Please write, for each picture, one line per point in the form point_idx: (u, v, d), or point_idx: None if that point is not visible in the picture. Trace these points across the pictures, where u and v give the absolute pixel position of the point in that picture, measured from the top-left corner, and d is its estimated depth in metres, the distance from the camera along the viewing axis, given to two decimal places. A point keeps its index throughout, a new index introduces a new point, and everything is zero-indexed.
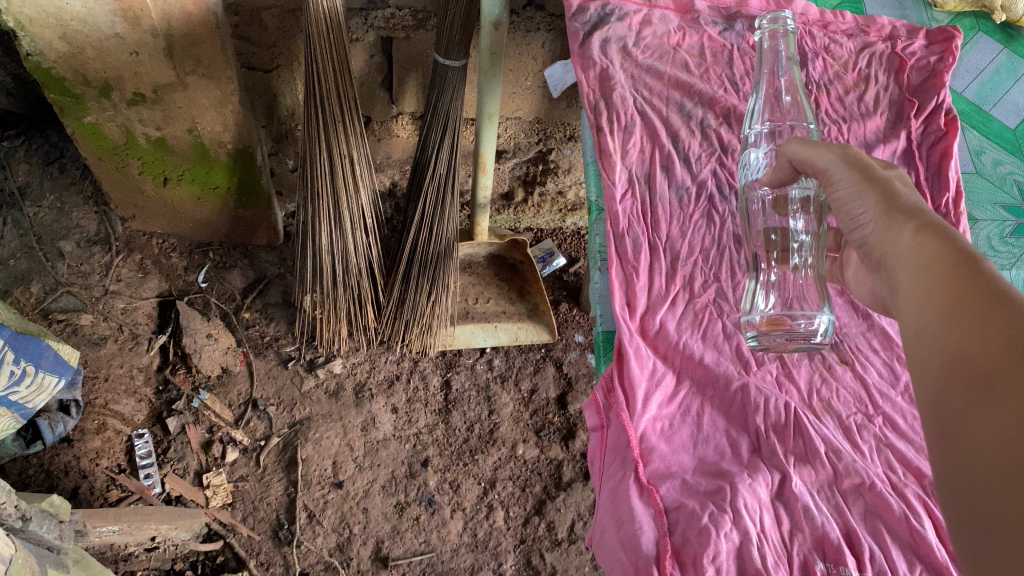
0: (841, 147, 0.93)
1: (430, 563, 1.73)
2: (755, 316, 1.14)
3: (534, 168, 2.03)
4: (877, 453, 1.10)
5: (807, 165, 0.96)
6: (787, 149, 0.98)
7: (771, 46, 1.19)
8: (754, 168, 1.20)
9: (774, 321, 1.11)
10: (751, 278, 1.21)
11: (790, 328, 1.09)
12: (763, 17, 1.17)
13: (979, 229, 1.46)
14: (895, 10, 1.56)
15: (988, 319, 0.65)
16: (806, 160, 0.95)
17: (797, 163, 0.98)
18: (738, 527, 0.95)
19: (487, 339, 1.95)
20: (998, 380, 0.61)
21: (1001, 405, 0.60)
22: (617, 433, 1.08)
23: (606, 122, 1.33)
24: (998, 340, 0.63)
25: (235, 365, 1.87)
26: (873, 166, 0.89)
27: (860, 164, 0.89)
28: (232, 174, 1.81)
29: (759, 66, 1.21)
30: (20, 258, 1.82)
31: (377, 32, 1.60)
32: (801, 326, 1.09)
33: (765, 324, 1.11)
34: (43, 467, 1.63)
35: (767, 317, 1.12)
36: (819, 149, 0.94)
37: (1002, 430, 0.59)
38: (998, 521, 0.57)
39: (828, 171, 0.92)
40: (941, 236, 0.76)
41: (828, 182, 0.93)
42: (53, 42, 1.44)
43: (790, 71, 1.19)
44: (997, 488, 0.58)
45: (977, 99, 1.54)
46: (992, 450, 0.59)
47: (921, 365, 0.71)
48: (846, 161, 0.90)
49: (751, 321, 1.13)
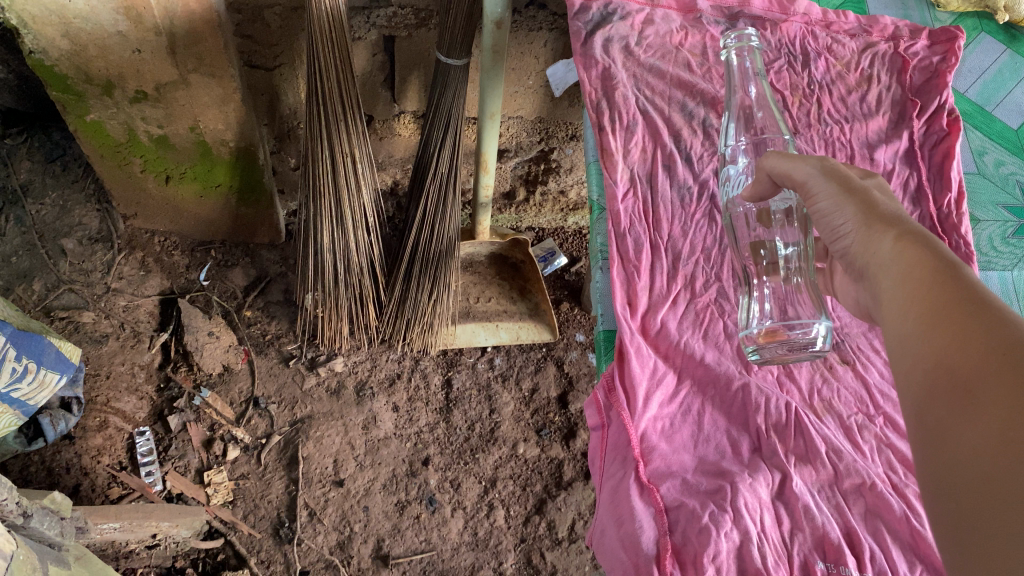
0: (818, 158, 0.92)
1: (430, 561, 1.73)
2: (753, 330, 1.12)
3: (536, 167, 2.03)
4: (878, 453, 1.10)
5: (785, 178, 0.95)
6: (765, 164, 0.98)
7: (738, 61, 1.20)
8: (734, 182, 1.18)
9: (772, 332, 1.09)
10: (744, 294, 1.20)
11: (788, 339, 1.06)
12: (728, 35, 1.16)
13: (981, 230, 1.45)
14: (897, 11, 1.56)
15: (971, 329, 0.65)
16: (785, 173, 0.94)
17: (776, 176, 0.97)
18: (738, 527, 0.95)
19: (488, 338, 1.95)
20: (985, 393, 0.61)
21: (990, 419, 0.59)
22: (617, 433, 1.08)
23: (608, 121, 1.33)
24: (982, 351, 0.63)
25: (237, 363, 1.88)
26: (850, 175, 0.89)
27: (837, 174, 0.89)
28: (234, 173, 1.82)
29: (728, 82, 1.22)
30: (22, 256, 1.82)
31: (379, 31, 1.61)
32: (799, 335, 1.06)
33: (763, 336, 1.09)
34: (44, 464, 1.63)
35: (765, 329, 1.10)
36: (796, 162, 0.93)
37: (991, 442, 0.58)
38: (990, 536, 0.57)
39: (806, 183, 0.92)
40: (920, 245, 0.76)
41: (807, 194, 0.92)
42: (56, 39, 1.44)
43: (758, 83, 1.21)
44: (989, 502, 0.57)
45: (979, 99, 1.54)
46: (982, 463, 0.58)
47: (905, 377, 0.70)
48: (823, 173, 0.90)
49: (750, 334, 1.11)
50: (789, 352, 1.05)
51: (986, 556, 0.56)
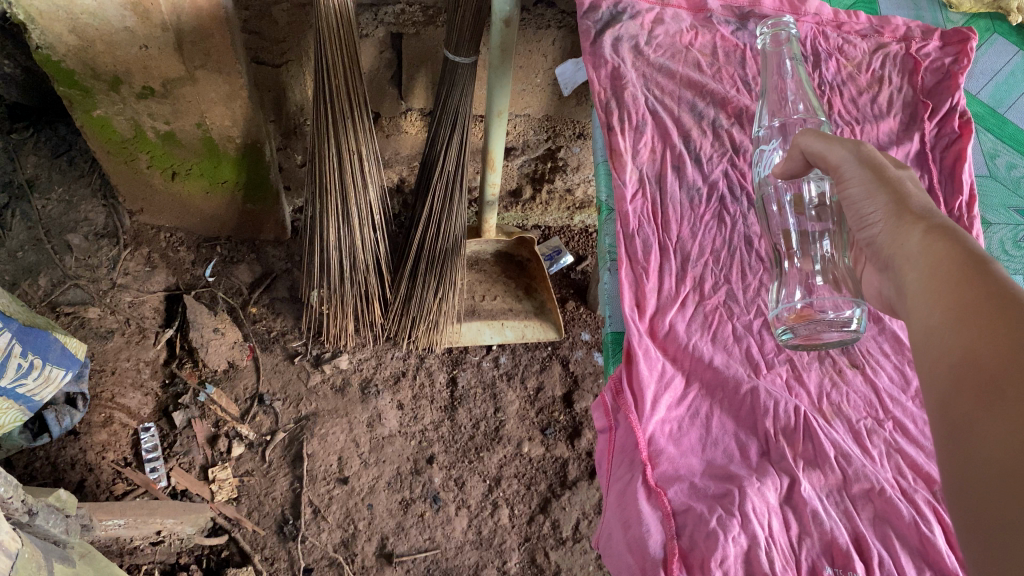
0: (854, 143, 0.91)
1: (434, 560, 1.73)
2: (783, 312, 1.13)
3: (543, 165, 2.02)
4: (887, 458, 1.10)
5: (818, 162, 0.95)
6: (801, 140, 0.96)
7: (774, 51, 1.24)
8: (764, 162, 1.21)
9: (802, 314, 1.10)
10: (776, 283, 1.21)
11: (819, 319, 1.07)
12: (765, 23, 1.22)
13: (993, 233, 1.45)
14: (909, 11, 1.55)
15: (1000, 324, 0.64)
16: (819, 153, 0.93)
17: (809, 158, 0.97)
18: (747, 532, 0.95)
19: (494, 337, 1.95)
20: (1010, 387, 0.60)
21: (1011, 411, 0.59)
22: (625, 435, 1.08)
23: (617, 121, 1.33)
24: (1009, 346, 0.63)
25: (242, 360, 1.87)
26: (884, 165, 0.88)
27: (872, 163, 0.88)
28: (241, 169, 1.81)
29: (764, 69, 1.25)
30: (29, 251, 1.83)
31: (387, 28, 1.60)
32: (832, 316, 1.07)
33: (793, 317, 1.10)
34: (49, 459, 1.64)
35: (795, 311, 1.12)
36: (832, 144, 0.92)
37: (1013, 435, 0.58)
38: (1006, 527, 0.57)
39: (839, 167, 0.91)
40: (951, 239, 0.76)
41: (839, 179, 0.92)
42: (63, 35, 1.44)
43: (795, 71, 1.25)
44: (1003, 492, 0.58)
45: (991, 101, 1.53)
46: (1002, 456, 0.59)
47: (929, 369, 0.70)
48: (857, 159, 0.89)
49: (779, 317, 1.12)
50: (823, 330, 1.05)
51: (1001, 550, 0.57)
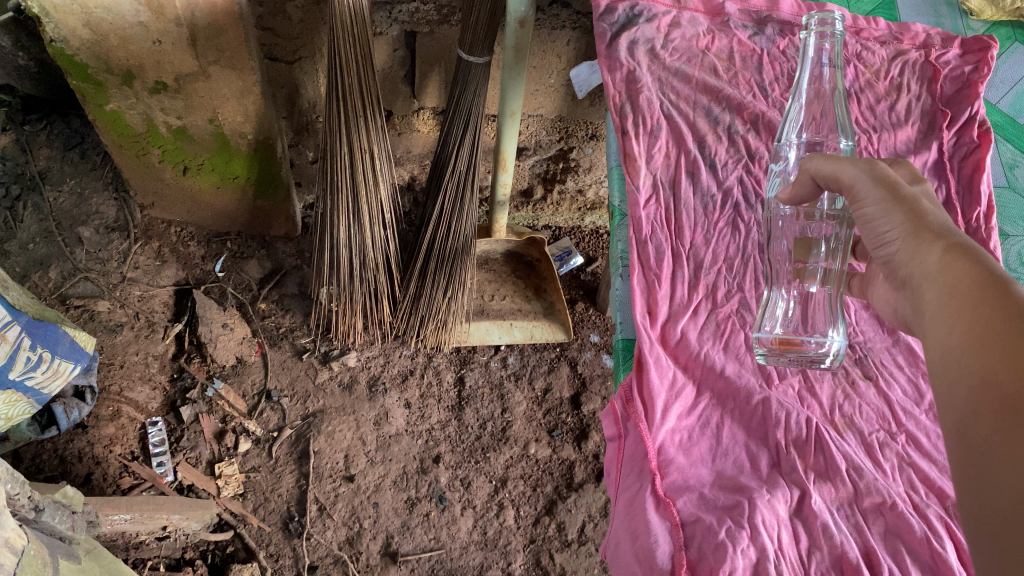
0: (867, 160, 0.89)
1: (439, 559, 1.73)
2: (765, 332, 1.15)
3: (555, 166, 2.01)
4: (899, 472, 1.09)
5: (830, 181, 0.92)
6: (809, 165, 0.95)
7: (817, 44, 1.18)
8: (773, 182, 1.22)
9: (786, 340, 1.13)
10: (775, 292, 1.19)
11: (801, 351, 1.11)
12: (812, 14, 1.16)
13: (1011, 245, 1.43)
14: (929, 18, 1.53)
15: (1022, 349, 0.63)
16: (829, 174, 0.91)
17: (819, 178, 0.95)
18: (756, 544, 0.93)
19: (502, 337, 1.94)
20: None
21: None
22: (634, 444, 1.08)
23: (632, 126, 1.32)
24: None
25: (250, 356, 1.88)
26: (900, 183, 0.85)
27: (886, 181, 0.85)
28: (252, 165, 1.81)
29: (802, 67, 1.20)
30: (39, 243, 1.83)
31: (401, 26, 1.59)
32: (813, 348, 1.11)
33: (777, 343, 1.13)
34: (57, 452, 1.65)
35: (779, 336, 1.14)
36: (843, 163, 0.90)
37: None
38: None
39: (853, 187, 0.88)
40: (970, 259, 0.74)
41: (853, 199, 0.89)
42: (77, 28, 1.43)
43: (833, 72, 1.18)
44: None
45: (1011, 111, 1.51)
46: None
47: (947, 389, 0.69)
48: (871, 177, 0.87)
49: (762, 339, 1.14)
50: (801, 359, 1.10)
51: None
